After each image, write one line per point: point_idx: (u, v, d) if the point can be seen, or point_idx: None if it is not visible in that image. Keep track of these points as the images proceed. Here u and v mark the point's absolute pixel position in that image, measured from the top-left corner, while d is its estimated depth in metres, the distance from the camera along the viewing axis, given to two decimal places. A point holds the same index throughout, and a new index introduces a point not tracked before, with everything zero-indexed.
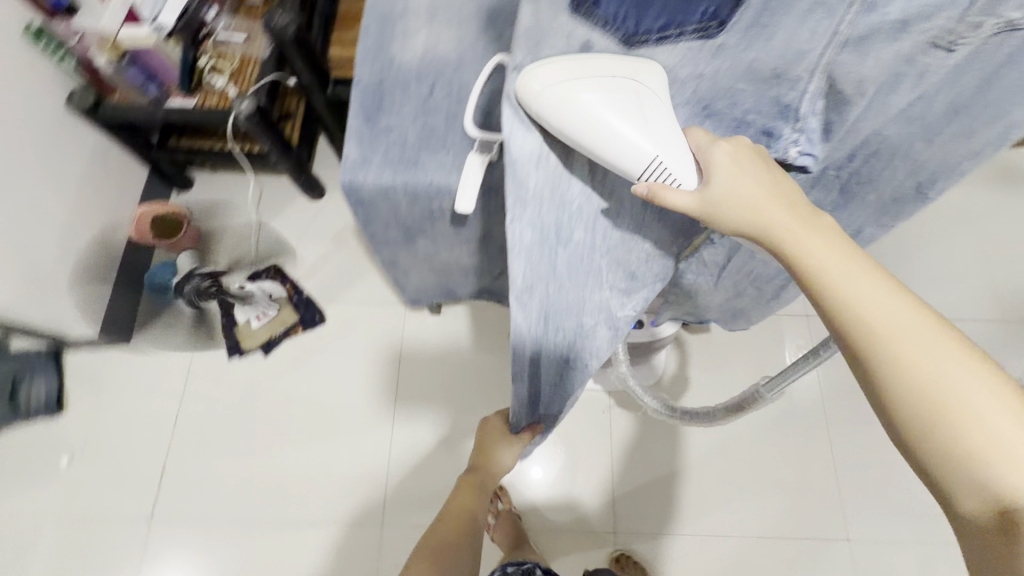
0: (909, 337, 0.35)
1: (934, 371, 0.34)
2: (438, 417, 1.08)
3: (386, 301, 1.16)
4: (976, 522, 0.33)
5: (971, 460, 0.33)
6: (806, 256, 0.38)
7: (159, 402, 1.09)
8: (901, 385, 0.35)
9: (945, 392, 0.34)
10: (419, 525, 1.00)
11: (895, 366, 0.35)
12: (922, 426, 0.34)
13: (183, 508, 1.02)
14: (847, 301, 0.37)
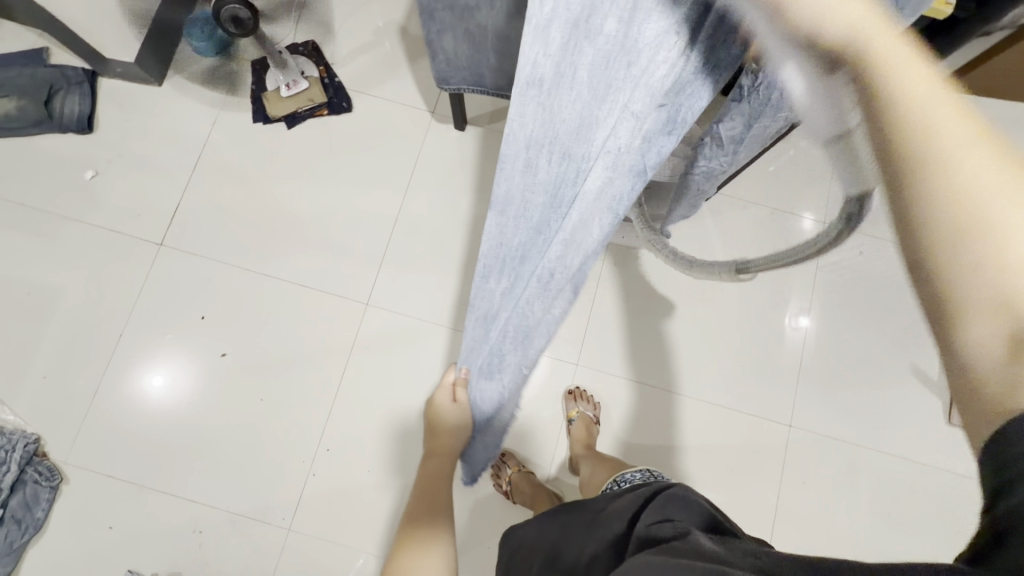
0: (966, 150, 0.25)
1: (992, 179, 0.24)
2: (432, 244, 1.10)
3: (414, 104, 1.16)
4: (991, 362, 0.24)
5: (996, 281, 0.24)
6: (925, 131, 0.25)
7: (183, 147, 1.13)
8: (943, 175, 0.25)
9: (974, 183, 0.25)
10: (402, 312, 1.07)
11: (939, 190, 0.25)
12: (967, 282, 0.25)
13: (191, 244, 1.09)
14: (944, 169, 0.25)
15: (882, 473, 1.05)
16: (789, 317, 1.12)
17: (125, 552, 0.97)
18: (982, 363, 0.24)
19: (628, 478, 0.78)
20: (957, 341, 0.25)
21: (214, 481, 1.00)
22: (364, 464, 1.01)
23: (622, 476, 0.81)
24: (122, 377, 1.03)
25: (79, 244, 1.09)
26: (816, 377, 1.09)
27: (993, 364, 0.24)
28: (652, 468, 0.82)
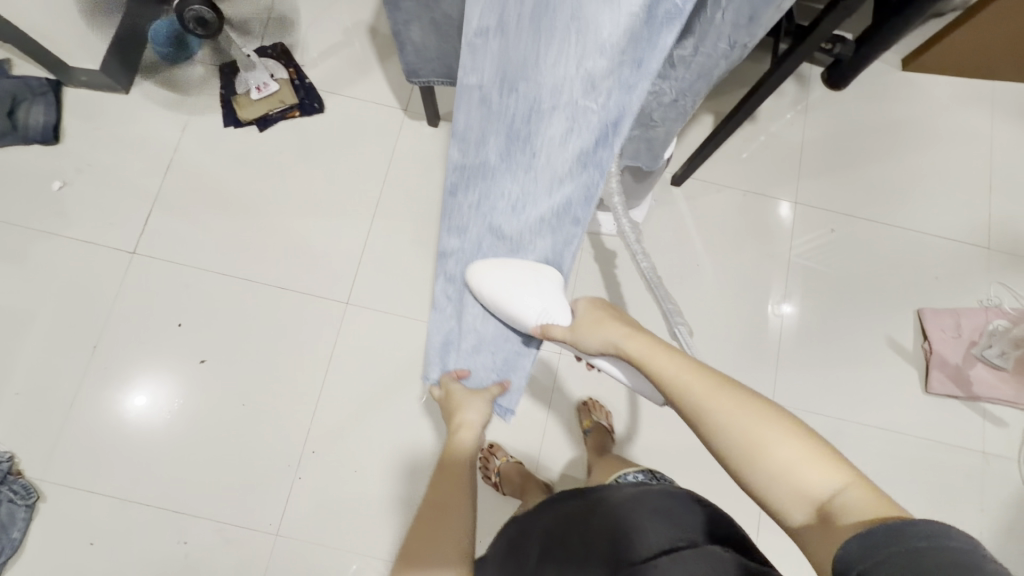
0: (724, 407, 0.47)
1: (768, 439, 0.44)
2: (410, 241, 1.10)
3: (386, 102, 1.16)
4: (814, 530, 0.40)
5: (798, 487, 0.42)
6: (699, 407, 0.48)
7: (153, 153, 1.12)
8: (741, 453, 0.45)
9: (756, 446, 0.44)
10: (382, 309, 1.07)
11: (735, 458, 0.45)
12: (790, 502, 0.42)
13: (165, 251, 1.07)
14: (706, 406, 0.48)
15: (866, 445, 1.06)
16: (769, 306, 1.12)
17: (108, 568, 0.94)
18: (816, 541, 0.40)
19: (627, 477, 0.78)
20: (796, 525, 0.42)
21: (198, 491, 0.98)
22: (351, 465, 1.00)
23: (624, 476, 0.80)
24: (100, 390, 1.01)
25: (49, 257, 1.06)
26: (797, 355, 1.10)
27: (813, 536, 0.40)
28: (653, 470, 0.81)
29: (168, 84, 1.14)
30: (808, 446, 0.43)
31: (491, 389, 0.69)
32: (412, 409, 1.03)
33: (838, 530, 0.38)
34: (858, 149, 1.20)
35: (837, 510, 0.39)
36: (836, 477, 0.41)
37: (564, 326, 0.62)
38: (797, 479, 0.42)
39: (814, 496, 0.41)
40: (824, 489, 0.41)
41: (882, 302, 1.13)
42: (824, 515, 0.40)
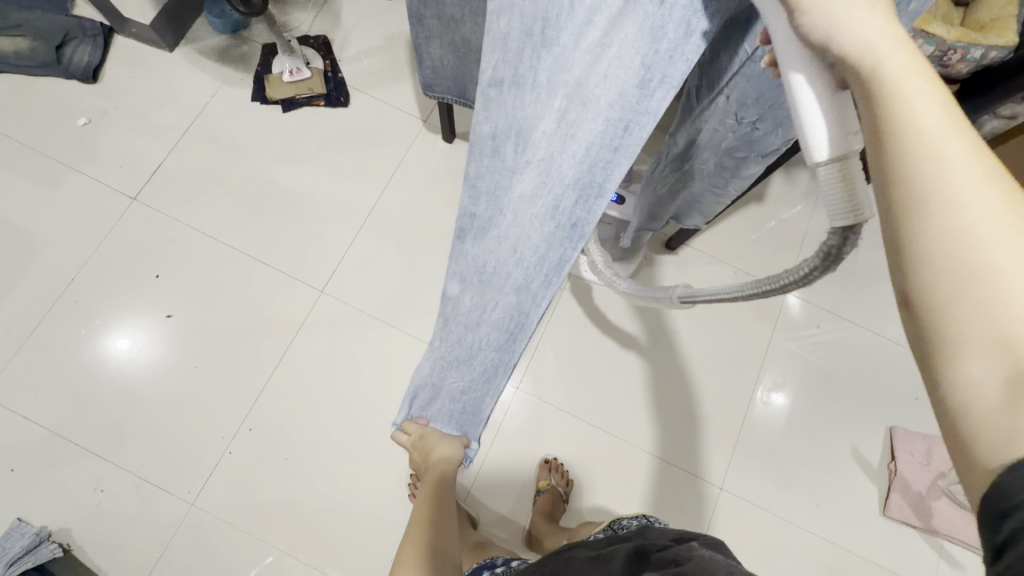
0: (920, 97, 0.27)
1: (997, 252, 0.25)
2: (398, 245, 1.11)
3: (409, 110, 1.20)
4: (985, 402, 0.24)
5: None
6: (934, 160, 0.26)
7: (178, 111, 1.16)
8: (953, 282, 0.25)
9: (965, 209, 0.26)
10: (354, 305, 1.07)
11: (913, 138, 0.27)
12: (966, 343, 0.25)
13: (163, 203, 1.10)
14: (959, 206, 0.26)
15: (809, 554, 1.01)
16: (760, 391, 1.10)
17: (21, 498, 0.93)
18: (983, 417, 0.24)
19: (625, 524, 0.83)
20: (948, 383, 0.25)
21: (127, 441, 0.98)
22: (284, 452, 0.99)
23: (618, 523, 0.85)
24: (62, 322, 1.03)
25: (52, 186, 1.10)
26: (758, 443, 1.07)
27: (983, 408, 0.24)
28: (647, 515, 0.86)
29: (204, 50, 1.20)
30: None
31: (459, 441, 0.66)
32: (358, 409, 1.02)
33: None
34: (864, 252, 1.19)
35: None
36: None
37: (754, 40, 0.37)
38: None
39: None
40: None
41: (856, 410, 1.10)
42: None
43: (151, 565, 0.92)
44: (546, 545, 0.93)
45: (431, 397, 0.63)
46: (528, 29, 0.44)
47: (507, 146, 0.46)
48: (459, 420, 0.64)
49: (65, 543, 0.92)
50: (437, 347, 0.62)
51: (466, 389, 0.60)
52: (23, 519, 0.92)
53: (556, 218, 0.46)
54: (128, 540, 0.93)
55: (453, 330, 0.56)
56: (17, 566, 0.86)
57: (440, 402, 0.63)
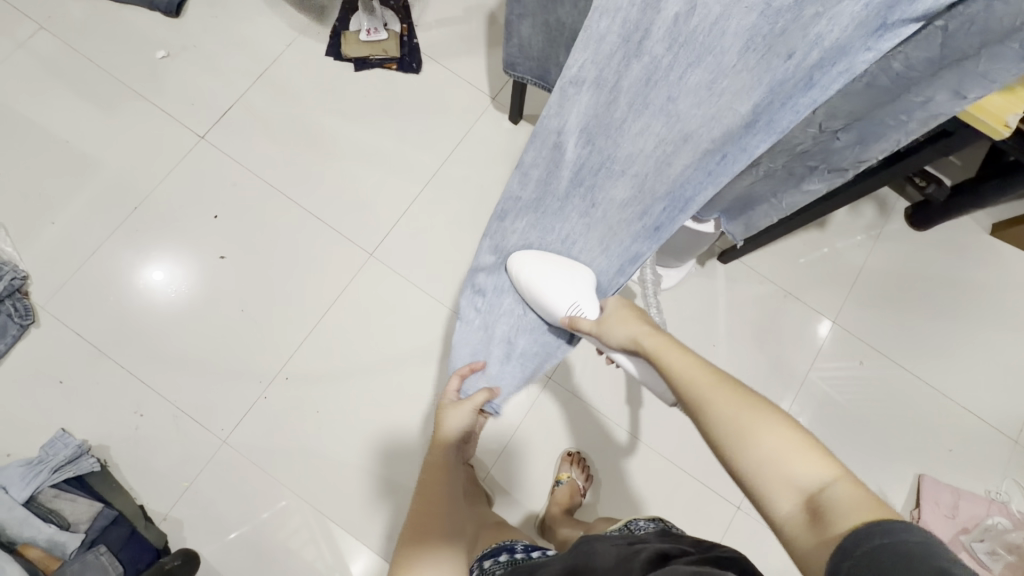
0: (679, 359, 0.55)
1: (759, 432, 0.45)
2: (450, 219, 1.11)
3: (478, 85, 1.18)
4: (796, 523, 0.40)
5: (780, 474, 0.42)
6: (689, 387, 0.51)
7: (253, 56, 1.17)
8: (733, 446, 0.45)
9: (728, 419, 0.47)
10: (400, 273, 1.08)
11: (699, 400, 0.50)
12: (766, 485, 0.43)
13: (229, 146, 1.12)
14: (718, 413, 0.48)
15: None
16: None
17: (66, 409, 0.98)
18: (802, 539, 0.39)
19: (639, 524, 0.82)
20: (776, 514, 0.42)
21: (170, 371, 1.01)
22: (316, 405, 1.01)
23: (634, 522, 0.85)
24: (122, 247, 1.06)
25: (125, 114, 1.12)
26: None
27: (797, 529, 0.40)
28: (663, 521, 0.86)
29: None
30: (803, 444, 0.43)
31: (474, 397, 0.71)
32: (391, 375, 1.03)
33: (833, 536, 0.37)
34: (918, 295, 1.15)
35: (823, 504, 0.39)
36: (821, 471, 0.41)
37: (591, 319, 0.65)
38: (788, 477, 0.42)
39: (802, 487, 0.41)
40: (813, 481, 0.41)
41: (886, 453, 1.08)
42: (811, 510, 0.40)
43: (179, 493, 0.96)
44: (560, 533, 0.93)
45: (497, 355, 0.73)
46: (628, 40, 0.49)
47: (571, 141, 0.58)
48: (527, 371, 0.75)
49: (102, 458, 0.96)
50: (494, 312, 0.72)
51: (540, 347, 0.73)
52: (66, 430, 0.96)
53: (644, 220, 0.62)
54: (159, 465, 0.97)
55: (525, 296, 0.70)
56: (59, 474, 0.88)
57: (504, 360, 0.74)
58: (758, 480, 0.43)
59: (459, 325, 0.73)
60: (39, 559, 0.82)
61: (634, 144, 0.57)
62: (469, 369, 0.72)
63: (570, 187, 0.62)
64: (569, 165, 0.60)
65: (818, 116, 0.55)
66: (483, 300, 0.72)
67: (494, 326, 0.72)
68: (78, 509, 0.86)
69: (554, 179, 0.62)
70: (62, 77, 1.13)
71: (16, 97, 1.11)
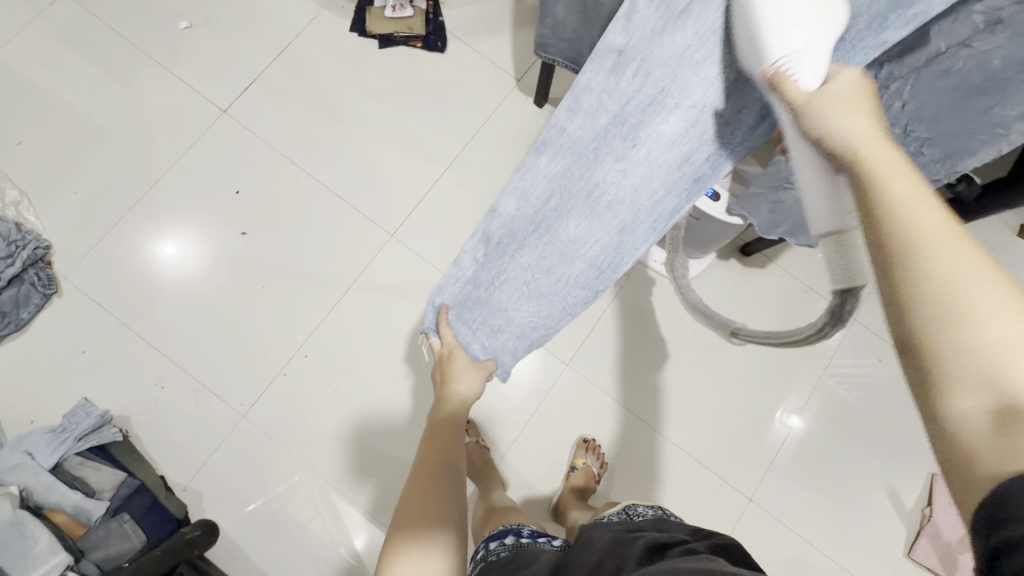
0: (904, 176, 0.33)
1: (979, 301, 0.27)
2: (472, 202, 1.10)
3: (503, 67, 1.16)
4: (979, 438, 0.25)
5: (988, 365, 0.26)
6: (900, 199, 0.32)
7: (276, 30, 1.15)
8: (936, 290, 0.28)
9: (937, 253, 0.29)
10: (420, 255, 1.08)
11: (905, 219, 0.31)
12: (947, 373, 0.27)
13: (251, 121, 1.11)
14: (928, 247, 0.29)
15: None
16: (778, 414, 1.09)
17: (88, 380, 0.99)
18: (977, 446, 0.25)
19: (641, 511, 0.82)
20: (945, 409, 0.27)
21: (190, 347, 1.02)
22: (335, 383, 1.02)
23: (633, 509, 0.85)
24: (144, 220, 1.06)
25: (147, 85, 1.11)
26: (793, 464, 1.07)
27: (974, 434, 0.26)
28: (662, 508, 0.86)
29: None
30: None
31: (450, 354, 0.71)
32: (409, 357, 1.04)
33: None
34: None
35: None
36: None
37: (807, 88, 0.44)
38: (1013, 382, 0.25)
39: (1018, 392, 0.25)
40: None
41: (903, 450, 1.07)
42: (1004, 425, 0.25)
43: (198, 465, 0.97)
44: (571, 517, 0.94)
45: (488, 316, 0.71)
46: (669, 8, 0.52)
47: (627, 67, 0.56)
48: (513, 339, 0.73)
49: (124, 429, 0.97)
50: (499, 274, 0.69)
51: (535, 314, 0.72)
52: (88, 400, 0.97)
53: (681, 171, 0.61)
54: (179, 438, 0.98)
55: (535, 256, 0.67)
56: (83, 443, 0.90)
57: (494, 323, 0.72)
58: (921, 360, 0.28)
59: (453, 283, 0.69)
60: (66, 524, 0.84)
61: (688, 79, 0.56)
62: (445, 313, 0.70)
63: (604, 134, 0.60)
64: (607, 98, 0.58)
65: (903, 117, 0.55)
66: (485, 264, 0.68)
67: (493, 281, 0.69)
68: (102, 477, 0.87)
69: (591, 119, 0.60)
70: (84, 47, 1.12)
71: (38, 64, 1.10)
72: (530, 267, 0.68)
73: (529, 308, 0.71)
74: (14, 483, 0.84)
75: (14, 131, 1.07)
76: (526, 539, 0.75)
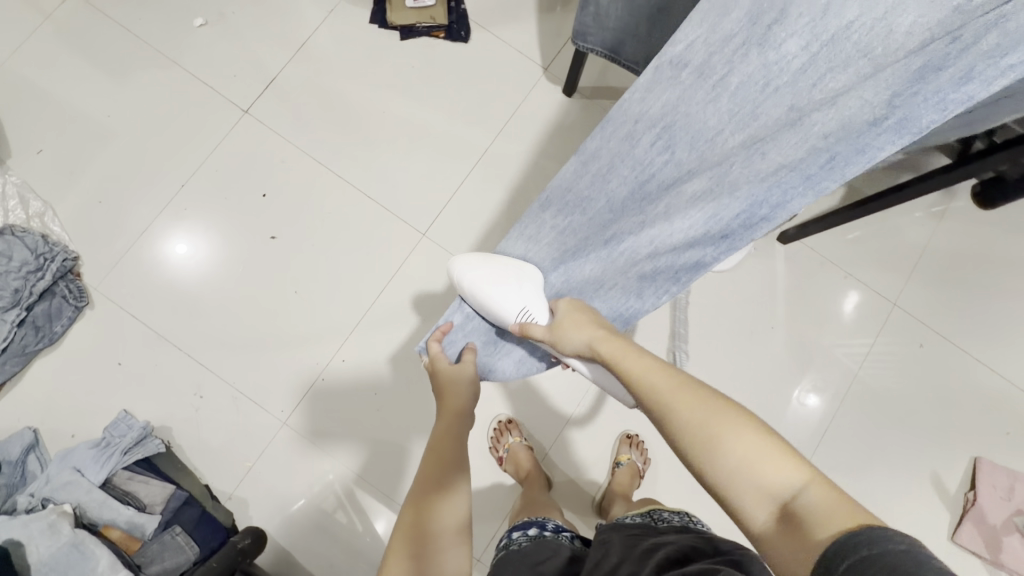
0: (643, 369, 0.53)
1: (731, 435, 0.43)
2: (503, 196, 1.07)
3: (530, 55, 1.13)
4: (774, 535, 0.38)
5: (755, 483, 0.40)
6: (645, 388, 0.51)
7: (294, 24, 1.11)
8: (694, 444, 0.44)
9: (690, 419, 0.46)
10: (454, 253, 1.06)
11: (659, 398, 0.49)
12: (740, 485, 0.41)
13: (273, 120, 1.08)
14: (670, 411, 0.48)
15: None
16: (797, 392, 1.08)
17: (125, 391, 0.98)
18: (781, 549, 0.37)
19: (664, 517, 0.74)
20: (749, 521, 0.40)
21: (224, 355, 1.00)
22: (373, 386, 1.01)
23: (656, 513, 0.78)
24: (169, 227, 1.04)
25: (164, 87, 1.08)
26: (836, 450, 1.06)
27: (773, 540, 0.38)
28: (689, 513, 0.78)
29: None
30: (771, 452, 0.41)
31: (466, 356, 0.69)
32: None
33: (815, 546, 0.35)
34: (984, 275, 1.12)
35: (802, 515, 0.37)
36: (796, 477, 0.39)
37: (544, 324, 0.62)
38: (748, 489, 0.40)
39: (779, 496, 0.39)
40: (787, 487, 0.39)
41: (945, 433, 1.07)
42: (785, 521, 0.38)
43: (242, 473, 0.97)
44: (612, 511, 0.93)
45: (506, 335, 0.70)
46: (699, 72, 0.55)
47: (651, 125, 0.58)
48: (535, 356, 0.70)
49: (165, 440, 0.96)
50: None
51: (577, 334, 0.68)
52: (127, 411, 0.96)
53: (718, 219, 0.56)
54: (220, 446, 0.97)
55: (568, 280, 0.66)
56: (130, 456, 0.90)
57: (517, 344, 0.71)
58: (719, 483, 0.42)
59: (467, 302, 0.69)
60: (120, 539, 0.83)
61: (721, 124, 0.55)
62: (444, 332, 0.69)
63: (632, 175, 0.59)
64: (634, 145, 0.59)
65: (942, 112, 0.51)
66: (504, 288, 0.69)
67: (503, 308, 0.69)
68: (152, 491, 0.87)
69: (622, 162, 0.60)
70: (97, 48, 1.08)
71: (52, 70, 1.07)
72: (565, 288, 0.66)
73: (554, 333, 0.68)
74: (67, 501, 0.84)
75: (32, 141, 1.04)
76: (549, 532, 0.72)
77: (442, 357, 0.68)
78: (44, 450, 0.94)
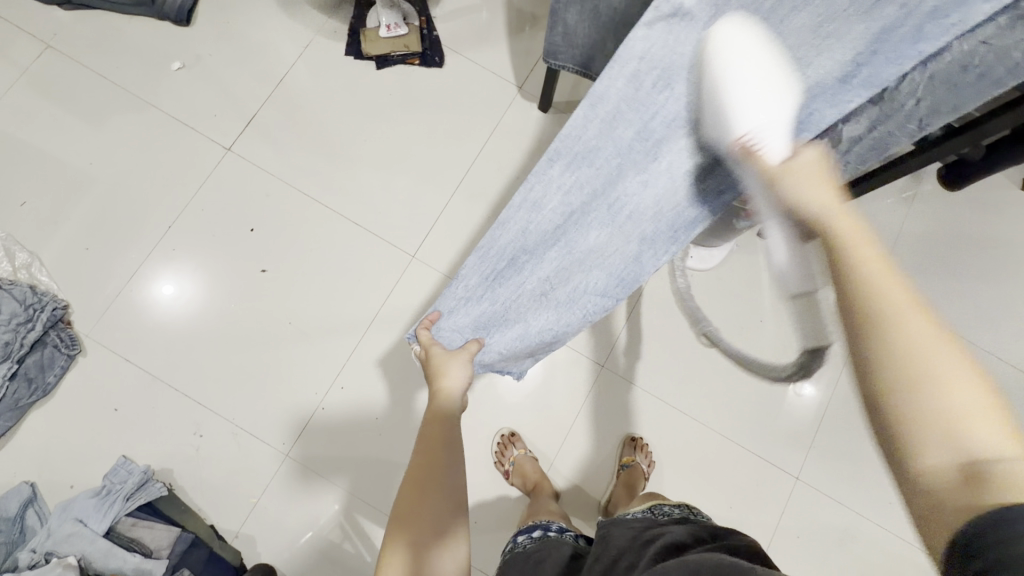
0: (862, 246, 0.39)
1: (939, 365, 0.33)
2: (489, 213, 1.10)
3: (504, 75, 1.16)
4: (945, 487, 0.31)
5: (949, 433, 0.31)
6: (859, 267, 0.38)
7: (271, 62, 1.14)
8: (898, 371, 0.34)
9: (902, 331, 0.34)
10: (445, 272, 1.07)
11: (867, 284, 0.37)
12: (918, 423, 0.33)
13: (257, 156, 1.09)
14: (886, 307, 0.35)
15: (878, 543, 1.04)
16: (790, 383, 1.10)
17: (124, 436, 0.97)
18: (939, 497, 0.31)
19: (665, 510, 0.75)
20: (915, 469, 0.32)
21: (222, 392, 1.00)
22: (375, 411, 1.01)
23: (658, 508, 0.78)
24: (158, 267, 1.04)
25: (145, 131, 1.09)
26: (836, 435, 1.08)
27: (940, 493, 0.31)
28: (688, 504, 0.79)
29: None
30: (979, 396, 0.32)
31: (468, 347, 0.65)
32: None
33: (986, 506, 0.29)
34: (958, 253, 1.16)
35: (993, 477, 0.30)
36: (1002, 441, 0.31)
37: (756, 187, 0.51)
38: (960, 430, 0.31)
39: (969, 453, 0.31)
40: (986, 449, 0.31)
41: None
42: (969, 479, 0.30)
43: (248, 509, 0.96)
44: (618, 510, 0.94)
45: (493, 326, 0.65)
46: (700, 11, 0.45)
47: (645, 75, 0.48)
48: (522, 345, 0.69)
49: (167, 482, 0.95)
50: (511, 291, 0.62)
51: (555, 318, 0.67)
52: (126, 457, 0.95)
53: (697, 192, 0.57)
54: (223, 484, 0.96)
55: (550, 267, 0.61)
56: (132, 502, 0.89)
57: (502, 335, 0.66)
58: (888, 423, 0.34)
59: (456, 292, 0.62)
60: None
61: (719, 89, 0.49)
62: (433, 320, 0.63)
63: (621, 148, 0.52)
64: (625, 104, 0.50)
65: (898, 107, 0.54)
66: (491, 275, 0.61)
67: (494, 298, 0.62)
68: (157, 535, 0.87)
69: (607, 129, 0.51)
70: (76, 98, 1.09)
71: (31, 122, 1.08)
72: (545, 277, 0.62)
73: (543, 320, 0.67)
74: (70, 553, 0.83)
75: (14, 192, 1.04)
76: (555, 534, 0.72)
77: (436, 345, 0.64)
78: (42, 503, 0.92)
